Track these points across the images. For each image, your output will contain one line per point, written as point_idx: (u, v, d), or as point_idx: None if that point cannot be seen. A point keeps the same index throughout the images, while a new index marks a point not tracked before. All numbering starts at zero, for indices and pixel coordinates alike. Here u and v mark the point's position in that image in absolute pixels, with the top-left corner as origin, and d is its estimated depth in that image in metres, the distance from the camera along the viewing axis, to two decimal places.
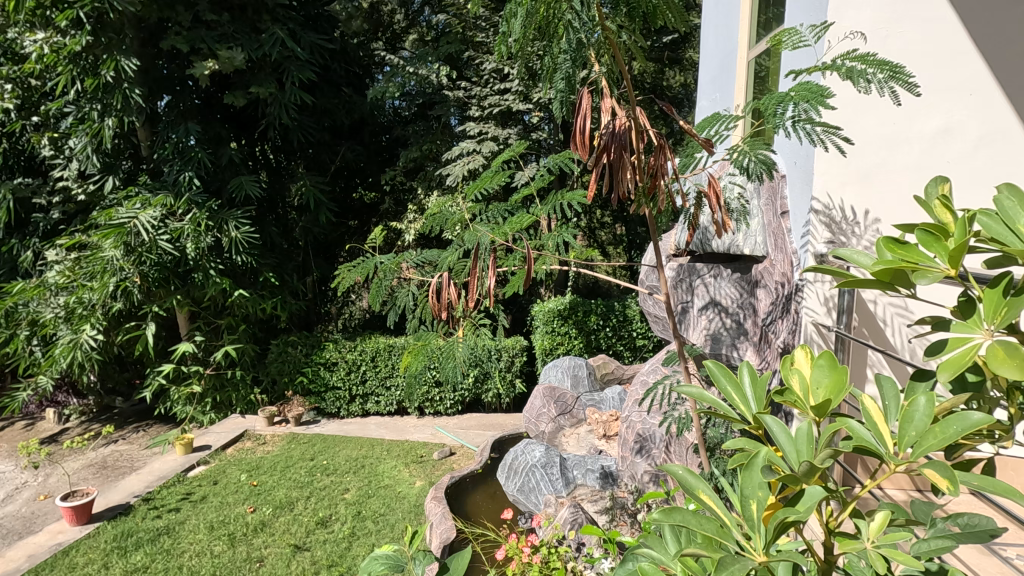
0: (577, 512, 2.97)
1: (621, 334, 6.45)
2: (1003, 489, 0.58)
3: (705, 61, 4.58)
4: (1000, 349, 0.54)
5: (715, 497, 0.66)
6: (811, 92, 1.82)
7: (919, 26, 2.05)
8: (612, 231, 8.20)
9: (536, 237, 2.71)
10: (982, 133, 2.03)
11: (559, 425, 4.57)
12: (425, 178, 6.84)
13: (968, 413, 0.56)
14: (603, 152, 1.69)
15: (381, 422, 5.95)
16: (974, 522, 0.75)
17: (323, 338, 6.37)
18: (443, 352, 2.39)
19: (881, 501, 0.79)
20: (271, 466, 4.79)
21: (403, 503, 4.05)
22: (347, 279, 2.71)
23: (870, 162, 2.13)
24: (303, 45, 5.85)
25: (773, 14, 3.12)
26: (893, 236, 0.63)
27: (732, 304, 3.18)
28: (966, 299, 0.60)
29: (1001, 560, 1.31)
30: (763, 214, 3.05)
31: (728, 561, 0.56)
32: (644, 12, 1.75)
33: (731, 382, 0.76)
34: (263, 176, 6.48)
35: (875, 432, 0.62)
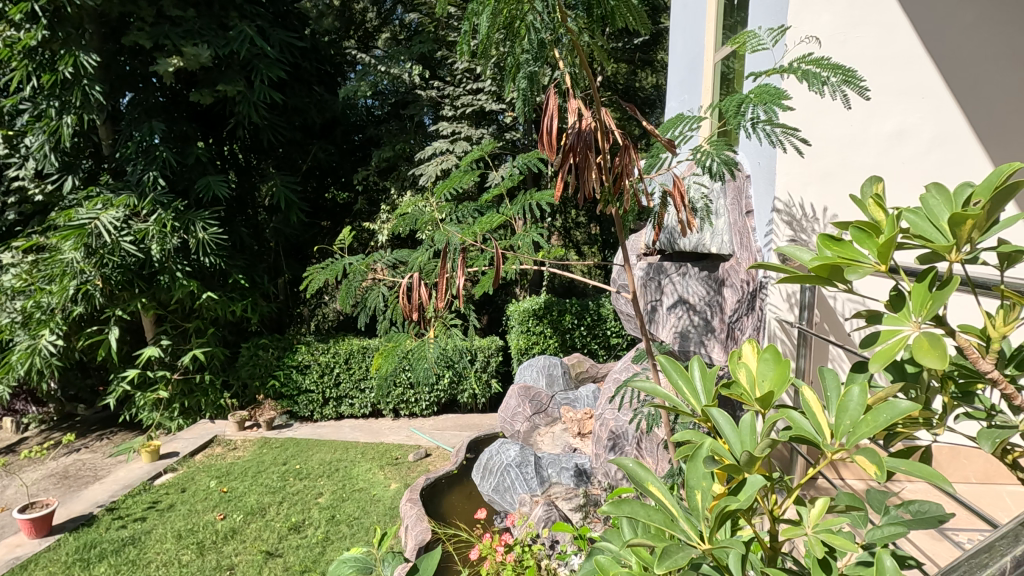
0: (550, 510, 3.00)
1: (595, 333, 6.50)
2: (927, 473, 0.60)
3: (674, 61, 4.64)
4: (926, 340, 0.54)
5: (664, 489, 0.68)
6: (769, 94, 1.87)
7: (874, 31, 2.15)
8: (587, 231, 8.27)
9: (508, 237, 2.72)
10: (935, 134, 2.12)
11: (534, 424, 4.59)
12: (398, 178, 6.80)
13: (897, 401, 0.57)
14: (569, 153, 1.72)
15: (355, 425, 5.88)
16: (924, 509, 0.79)
17: (296, 341, 6.26)
18: (414, 353, 2.37)
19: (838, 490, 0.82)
20: (242, 471, 4.69)
21: (378, 506, 4.01)
22: (317, 279, 2.68)
23: (829, 162, 2.23)
24: (272, 43, 5.75)
25: (738, 18, 3.19)
26: (830, 233, 0.63)
27: (699, 301, 3.24)
28: (897, 294, 0.61)
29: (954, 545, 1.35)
30: (728, 214, 3.15)
31: (673, 550, 0.58)
32: (605, 12, 1.77)
33: (683, 377, 0.77)
34: (232, 175, 6.35)
35: (814, 422, 0.63)
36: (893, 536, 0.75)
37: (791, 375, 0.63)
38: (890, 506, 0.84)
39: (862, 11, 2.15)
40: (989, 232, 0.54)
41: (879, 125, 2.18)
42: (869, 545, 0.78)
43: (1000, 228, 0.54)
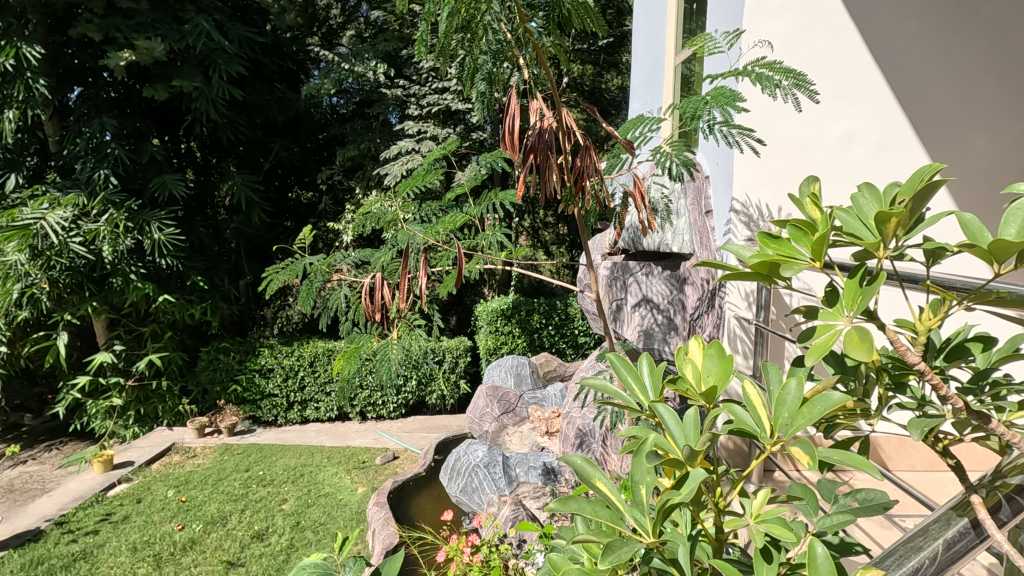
0: (517, 509, 2.99)
1: (564, 332, 6.53)
2: (858, 461, 0.62)
3: (637, 63, 4.71)
4: (856, 335, 0.54)
5: (611, 484, 0.68)
6: (724, 96, 1.90)
7: (824, 37, 2.24)
8: (555, 231, 8.33)
9: (472, 237, 2.71)
10: (881, 138, 2.24)
11: (502, 425, 4.59)
12: (363, 178, 6.74)
13: (830, 393, 0.59)
14: (530, 153, 1.72)
15: (321, 429, 5.77)
16: (869, 497, 0.82)
17: (258, 344, 6.10)
18: (377, 354, 2.33)
19: (791, 481, 0.84)
20: (202, 480, 4.54)
21: (344, 511, 3.94)
22: (276, 280, 2.61)
23: (784, 163, 2.31)
24: (231, 38, 5.59)
25: (697, 22, 3.25)
26: (768, 231, 0.61)
27: (663, 300, 3.29)
28: (831, 290, 0.62)
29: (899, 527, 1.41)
30: (689, 214, 3.23)
31: (617, 545, 0.58)
32: (564, 14, 1.78)
33: (631, 373, 0.78)
34: (189, 174, 6.16)
35: (754, 415, 0.65)
36: (843, 524, 0.77)
37: (733, 369, 0.64)
38: (839, 495, 0.87)
39: (813, 17, 2.23)
40: (913, 230, 0.56)
41: (830, 128, 2.27)
42: (820, 533, 0.81)
43: (925, 226, 0.55)
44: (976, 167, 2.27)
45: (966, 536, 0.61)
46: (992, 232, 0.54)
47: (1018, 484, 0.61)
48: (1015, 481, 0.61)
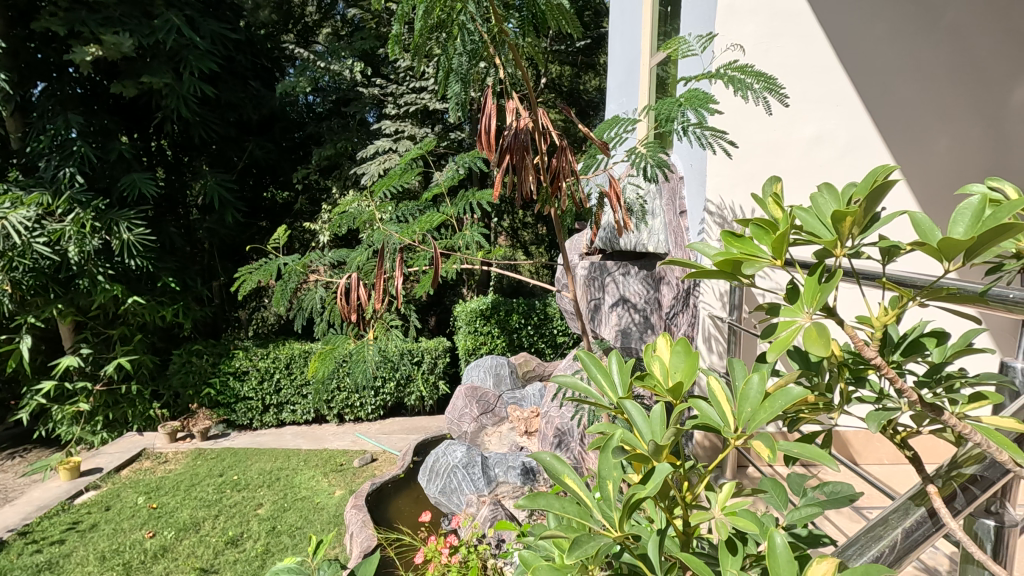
0: (496, 509, 3.00)
1: (542, 332, 6.55)
2: (816, 454, 0.63)
3: (613, 65, 4.75)
4: (814, 332, 0.56)
5: (580, 481, 0.69)
6: (697, 98, 1.93)
7: (794, 42, 2.29)
8: (534, 231, 8.36)
9: (449, 237, 2.71)
10: (849, 140, 2.32)
11: (481, 425, 4.58)
12: (340, 177, 6.68)
13: (790, 388, 0.61)
14: (506, 153, 1.72)
15: (298, 432, 5.69)
16: (836, 490, 0.84)
17: (232, 346, 5.98)
18: (352, 356, 2.30)
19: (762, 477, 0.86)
20: (174, 486, 4.44)
21: (321, 515, 3.89)
22: (250, 281, 2.57)
23: (757, 164, 2.36)
24: (202, 34, 5.47)
25: (672, 26, 3.29)
26: (731, 230, 0.62)
27: (640, 300, 3.32)
28: (792, 287, 0.63)
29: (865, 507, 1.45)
30: (664, 214, 3.26)
31: (584, 540, 0.59)
32: (537, 14, 1.79)
33: (601, 370, 0.79)
34: (160, 172, 6.01)
35: (719, 410, 0.66)
36: (810, 516, 0.79)
37: (698, 366, 0.65)
38: (807, 488, 0.89)
39: (782, 22, 2.28)
40: (869, 229, 0.57)
41: (801, 130, 2.32)
42: (789, 526, 0.83)
43: (879, 225, 0.57)
44: (941, 166, 2.35)
45: (922, 525, 0.63)
46: (943, 231, 0.56)
47: (970, 474, 0.64)
48: (968, 471, 0.64)
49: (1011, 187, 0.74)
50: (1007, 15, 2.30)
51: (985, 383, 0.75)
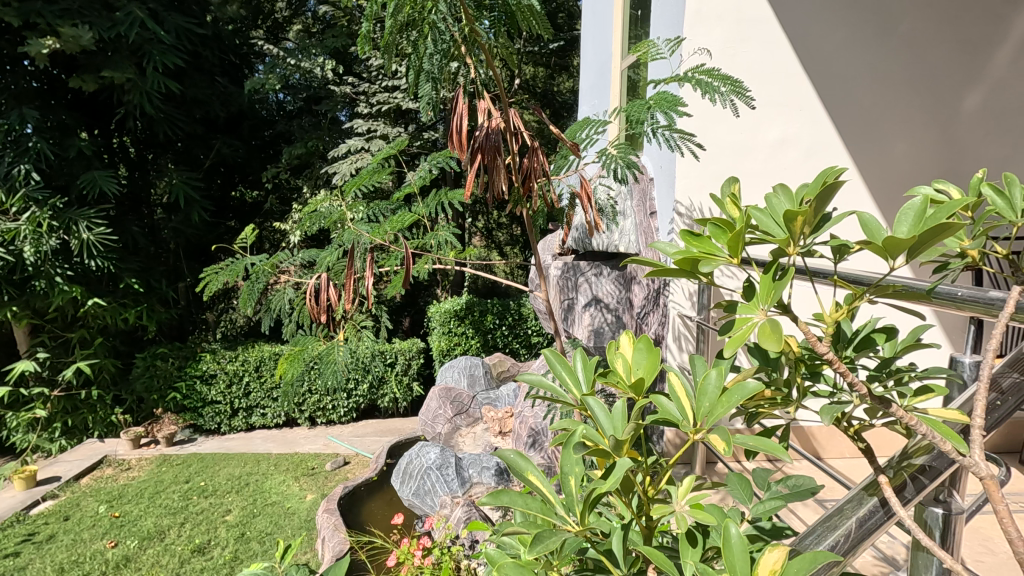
0: (469, 510, 3.04)
1: (517, 332, 6.55)
2: (771, 447, 0.65)
3: (585, 67, 4.79)
4: (768, 327, 0.57)
5: (543, 477, 0.69)
6: (665, 101, 1.94)
7: (759, 47, 2.35)
8: (509, 232, 8.41)
9: (420, 237, 2.69)
10: (811, 145, 2.40)
11: (455, 425, 4.57)
12: (311, 176, 6.64)
13: (746, 382, 0.62)
14: (478, 153, 1.73)
15: (268, 436, 5.58)
16: (799, 483, 0.88)
17: (199, 349, 5.82)
18: (323, 357, 2.26)
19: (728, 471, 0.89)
20: (137, 493, 4.30)
21: (292, 520, 3.82)
22: (215, 281, 2.50)
23: (724, 166, 2.41)
24: (167, 28, 5.33)
25: (641, 29, 3.34)
26: (690, 229, 0.62)
27: (612, 299, 3.36)
28: (748, 284, 0.64)
29: (832, 482, 1.46)
30: (635, 215, 3.30)
31: (545, 535, 0.60)
32: (508, 14, 1.79)
33: (565, 367, 0.80)
34: (122, 170, 5.81)
35: (679, 405, 0.67)
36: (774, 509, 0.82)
37: (660, 362, 0.66)
38: (771, 482, 0.92)
39: (747, 28, 2.34)
40: (820, 229, 0.59)
41: (767, 133, 2.39)
42: (754, 519, 0.85)
43: (829, 225, 0.59)
44: (898, 169, 2.44)
45: (874, 514, 0.65)
46: (889, 230, 0.59)
47: (919, 464, 0.66)
48: (918, 461, 0.66)
49: (954, 189, 0.78)
50: (961, 24, 2.40)
51: (934, 376, 0.78)
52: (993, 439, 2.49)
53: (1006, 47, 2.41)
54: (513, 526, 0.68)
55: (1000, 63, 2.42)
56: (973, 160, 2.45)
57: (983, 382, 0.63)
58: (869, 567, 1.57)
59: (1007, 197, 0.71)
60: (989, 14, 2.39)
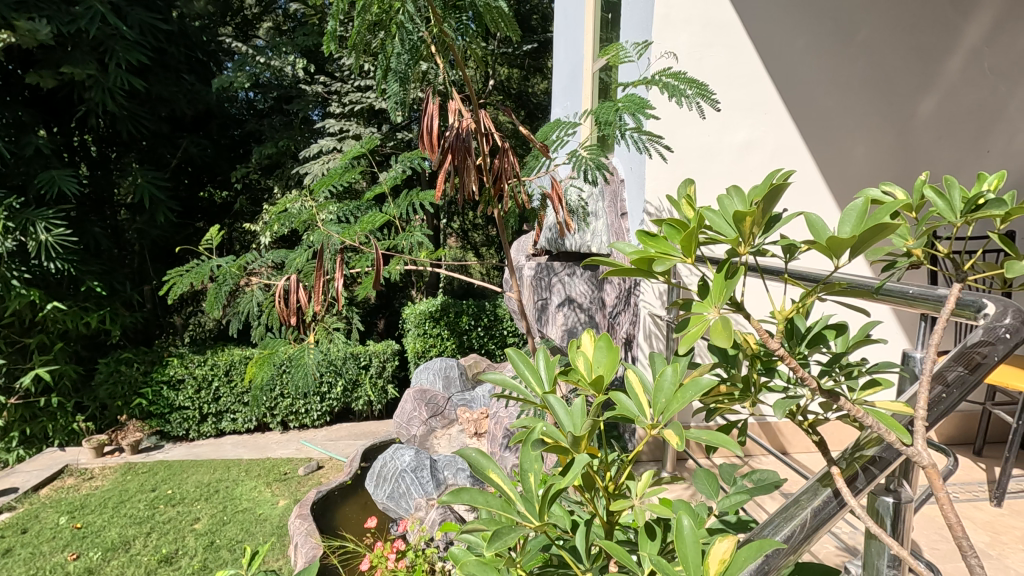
0: (444, 512, 3.06)
1: (492, 333, 6.54)
2: (724, 440, 0.67)
3: (558, 68, 4.82)
4: (720, 325, 0.58)
5: (503, 475, 0.70)
6: (634, 103, 1.97)
7: (724, 51, 2.41)
8: (484, 233, 8.45)
9: (391, 237, 2.68)
10: (775, 147, 2.47)
11: (430, 427, 4.55)
12: (282, 176, 6.61)
13: (701, 378, 0.64)
14: (449, 154, 1.72)
15: (238, 442, 5.46)
16: (763, 478, 0.90)
17: (166, 353, 5.66)
18: (292, 360, 2.22)
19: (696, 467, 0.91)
20: (100, 504, 4.16)
21: (264, 526, 3.75)
22: (180, 284, 2.44)
23: (692, 167, 2.46)
24: (130, 23, 5.17)
25: (612, 32, 3.37)
26: (645, 230, 0.64)
27: (585, 299, 3.40)
28: (702, 284, 0.65)
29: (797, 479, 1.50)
30: (606, 216, 3.35)
31: (504, 531, 0.60)
32: (475, 15, 1.79)
33: (527, 366, 0.81)
34: (83, 169, 5.61)
35: (637, 402, 0.69)
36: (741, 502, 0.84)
37: (619, 359, 0.67)
38: (737, 477, 0.95)
39: (713, 32, 2.39)
40: (770, 229, 0.61)
41: (733, 136, 2.45)
42: (721, 513, 0.87)
43: (779, 226, 0.61)
44: (859, 168, 2.51)
45: (829, 504, 0.65)
46: (833, 229, 0.61)
47: (871, 455, 0.68)
48: (869, 452, 0.68)
49: (900, 190, 0.81)
50: (915, 32, 2.49)
51: (886, 371, 0.81)
52: (946, 430, 2.61)
53: (957, 55, 2.51)
54: (475, 522, 0.69)
55: (952, 71, 2.52)
56: (928, 161, 2.55)
57: (925, 377, 0.66)
58: (831, 557, 1.62)
59: (948, 198, 0.74)
60: (940, 23, 2.49)
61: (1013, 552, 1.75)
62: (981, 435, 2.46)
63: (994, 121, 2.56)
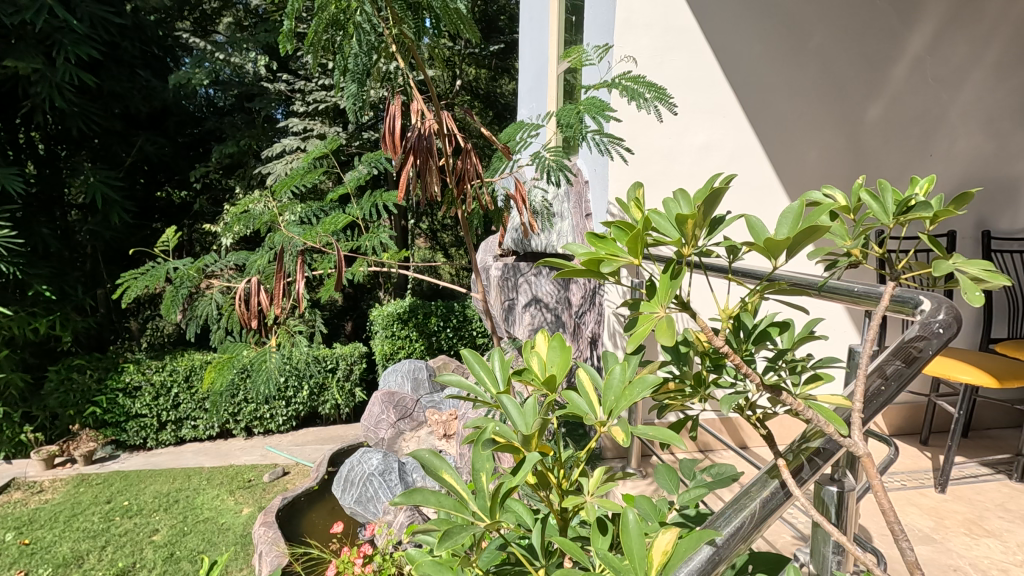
0: (412, 515, 3.07)
1: (462, 334, 6.51)
2: (672, 437, 0.69)
3: (524, 69, 4.83)
4: (665, 324, 0.60)
5: (456, 475, 0.70)
6: (595, 106, 2.00)
7: (683, 56, 2.48)
8: (453, 233, 8.44)
9: (354, 238, 2.64)
10: (733, 149, 2.56)
11: (399, 430, 4.50)
12: (244, 176, 6.49)
13: (647, 376, 0.66)
14: (411, 156, 1.70)
15: (199, 449, 5.30)
16: (722, 472, 0.93)
17: (122, 359, 5.45)
18: (254, 365, 2.17)
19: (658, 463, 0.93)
20: (51, 518, 3.97)
21: (226, 536, 3.65)
22: (133, 288, 2.34)
23: (655, 169, 2.52)
24: (80, 16, 4.96)
25: (576, 34, 3.40)
26: (595, 232, 0.65)
27: (551, 299, 3.39)
28: (648, 284, 0.67)
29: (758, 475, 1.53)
30: (572, 216, 3.38)
31: (456, 530, 0.61)
32: (436, 16, 1.78)
33: (482, 367, 0.81)
34: (30, 168, 5.35)
35: (588, 400, 0.70)
36: (699, 497, 0.85)
37: (571, 358, 0.69)
38: (697, 471, 0.97)
39: (671, 38, 2.46)
40: (714, 231, 0.64)
41: (692, 138, 2.53)
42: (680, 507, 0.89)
43: (721, 229, 0.63)
44: (812, 170, 2.61)
45: (776, 494, 0.64)
46: (772, 231, 0.64)
47: (815, 447, 0.69)
48: (814, 444, 0.69)
49: (839, 193, 0.84)
50: (863, 40, 2.59)
51: (830, 366, 0.84)
52: (895, 421, 2.73)
53: (901, 62, 2.63)
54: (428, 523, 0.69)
55: (897, 77, 2.64)
56: (877, 163, 2.67)
57: (863, 371, 0.69)
58: (788, 546, 1.68)
59: (882, 201, 0.78)
60: (886, 32, 2.60)
61: (956, 535, 1.85)
62: (926, 426, 2.58)
63: (937, 125, 2.69)
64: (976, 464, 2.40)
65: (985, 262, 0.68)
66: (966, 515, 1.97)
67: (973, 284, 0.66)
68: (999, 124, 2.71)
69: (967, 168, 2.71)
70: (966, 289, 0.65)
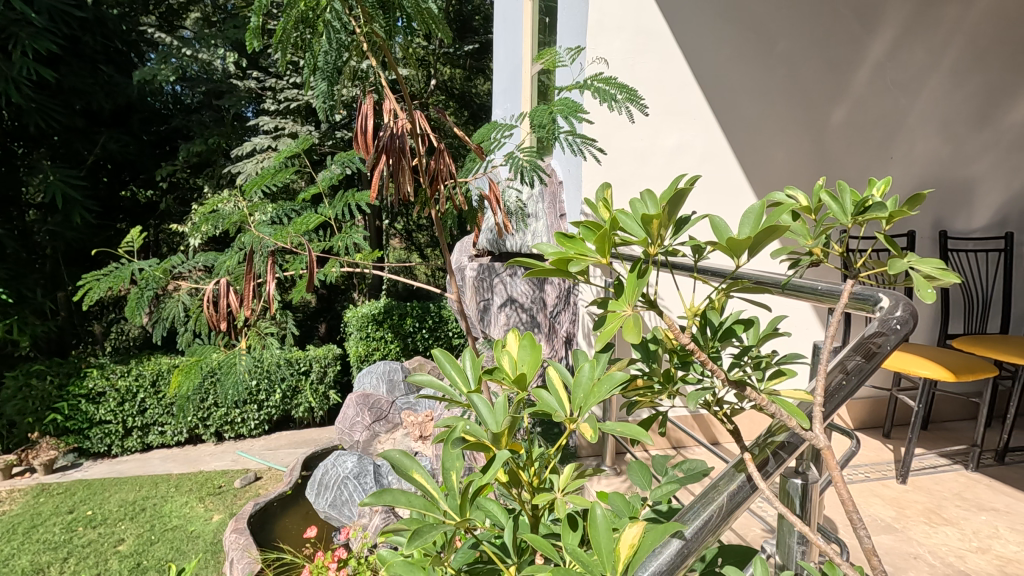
0: (387, 518, 3.06)
1: (437, 335, 6.47)
2: (639, 433, 0.70)
3: (499, 69, 4.82)
4: (632, 322, 0.61)
5: (427, 475, 0.70)
6: (567, 107, 2.01)
7: (655, 58, 2.52)
8: (428, 234, 8.39)
9: (326, 238, 2.60)
10: (704, 150, 2.61)
11: (374, 433, 4.46)
12: (212, 175, 6.34)
13: (614, 372, 0.67)
14: (383, 155, 1.68)
15: (168, 456, 5.16)
16: (693, 467, 0.95)
17: (85, 364, 5.26)
18: (222, 368, 2.11)
19: (631, 460, 0.94)
20: (9, 529, 3.82)
21: (196, 543, 3.56)
22: (95, 290, 2.26)
23: (629, 169, 2.56)
24: (38, 9, 4.78)
25: (550, 34, 3.41)
26: (564, 231, 0.66)
27: (527, 300, 3.41)
28: (618, 282, 0.68)
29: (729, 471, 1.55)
30: (546, 217, 3.40)
31: (426, 529, 0.60)
32: (408, 15, 1.77)
33: (454, 366, 0.82)
34: None
35: (558, 398, 0.71)
36: (671, 493, 0.86)
37: (541, 357, 0.70)
38: (669, 467, 0.98)
39: (643, 40, 2.50)
40: (679, 230, 0.65)
41: (664, 140, 2.57)
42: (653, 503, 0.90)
43: (685, 229, 0.65)
44: (780, 170, 2.68)
45: (742, 488, 0.65)
46: (734, 230, 0.65)
47: (780, 441, 0.70)
48: (778, 438, 0.70)
49: (801, 194, 0.87)
50: (828, 45, 2.67)
51: (795, 361, 0.86)
52: (860, 415, 2.81)
53: (864, 67, 2.71)
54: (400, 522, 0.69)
55: (860, 82, 2.72)
56: (841, 164, 2.75)
57: (823, 366, 0.71)
58: (757, 539, 1.72)
59: (840, 201, 0.80)
60: (849, 38, 2.68)
61: (916, 524, 1.92)
62: (889, 419, 2.67)
63: (898, 128, 2.79)
64: (935, 455, 2.49)
65: (938, 261, 0.71)
66: (926, 505, 2.05)
67: (925, 282, 0.68)
68: (956, 127, 2.82)
69: (926, 170, 2.82)
70: (919, 286, 0.67)
